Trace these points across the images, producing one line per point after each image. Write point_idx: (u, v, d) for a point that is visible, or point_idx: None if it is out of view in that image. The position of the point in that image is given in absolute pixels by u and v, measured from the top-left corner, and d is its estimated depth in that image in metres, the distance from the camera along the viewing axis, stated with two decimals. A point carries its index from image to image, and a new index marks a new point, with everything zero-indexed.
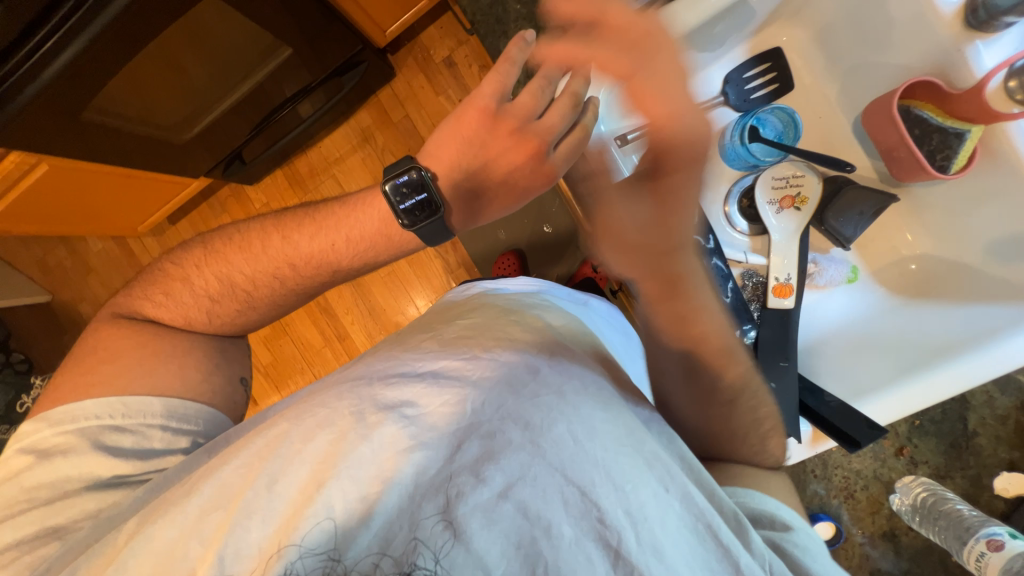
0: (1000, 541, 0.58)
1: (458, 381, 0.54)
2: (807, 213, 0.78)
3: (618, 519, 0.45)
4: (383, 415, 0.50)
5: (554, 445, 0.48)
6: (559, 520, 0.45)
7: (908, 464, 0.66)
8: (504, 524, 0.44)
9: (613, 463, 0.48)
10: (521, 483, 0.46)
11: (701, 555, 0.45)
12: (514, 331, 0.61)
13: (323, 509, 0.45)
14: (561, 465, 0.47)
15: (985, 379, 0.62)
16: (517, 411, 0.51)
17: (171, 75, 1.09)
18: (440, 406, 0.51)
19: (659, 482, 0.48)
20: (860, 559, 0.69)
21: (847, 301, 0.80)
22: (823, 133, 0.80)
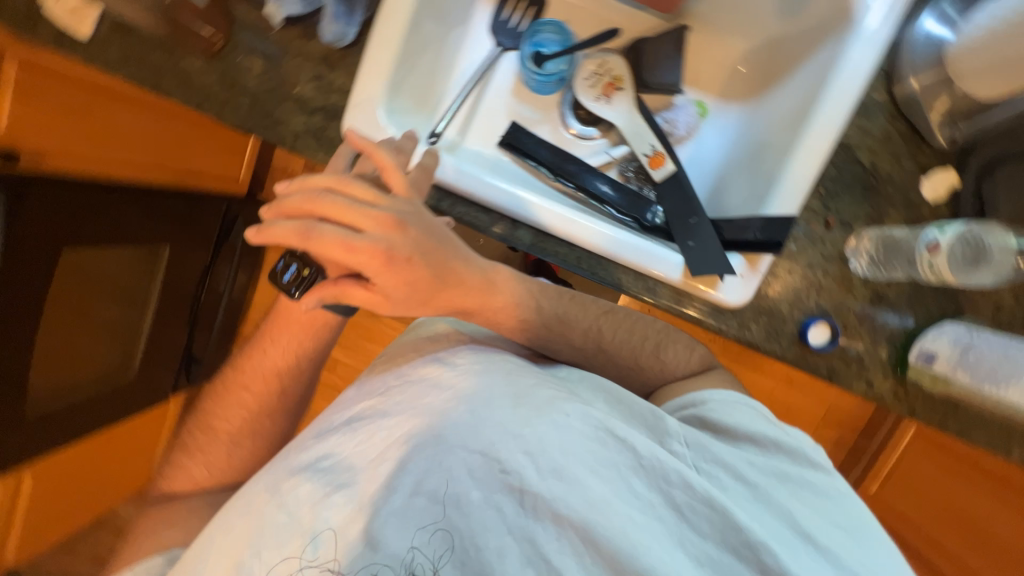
0: (937, 241, 0.57)
1: (380, 407, 0.61)
2: (629, 88, 0.80)
3: (517, 463, 0.54)
4: (336, 461, 0.59)
5: (452, 430, 0.56)
6: (468, 487, 0.54)
7: (845, 229, 0.65)
8: (428, 505, 0.53)
9: (503, 422, 0.56)
10: (434, 469, 0.55)
11: (601, 455, 0.55)
12: (424, 347, 0.69)
13: (306, 552, 0.54)
14: (462, 441, 0.55)
15: (845, 116, 0.62)
16: (410, 417, 0.58)
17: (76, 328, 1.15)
18: (356, 445, 0.59)
19: (556, 419, 0.56)
20: (875, 330, 0.67)
21: (714, 131, 0.82)
22: (595, 17, 0.83)
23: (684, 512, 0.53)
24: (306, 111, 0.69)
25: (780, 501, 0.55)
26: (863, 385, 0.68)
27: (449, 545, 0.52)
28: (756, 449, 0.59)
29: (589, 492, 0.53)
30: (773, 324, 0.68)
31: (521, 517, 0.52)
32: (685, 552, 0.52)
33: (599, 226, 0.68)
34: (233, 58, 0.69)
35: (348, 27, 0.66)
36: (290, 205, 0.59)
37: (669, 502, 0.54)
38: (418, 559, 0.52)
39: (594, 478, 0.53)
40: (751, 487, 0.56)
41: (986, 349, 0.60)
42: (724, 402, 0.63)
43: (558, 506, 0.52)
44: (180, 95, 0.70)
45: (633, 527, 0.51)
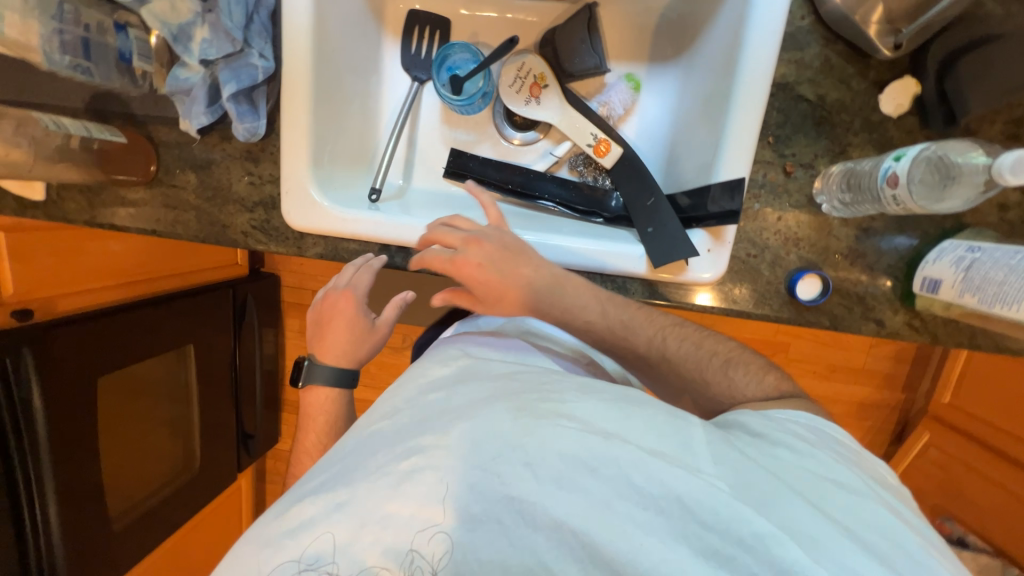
0: (896, 173, 0.46)
1: (388, 417, 0.55)
2: (554, 84, 0.77)
3: (517, 472, 0.45)
4: (340, 462, 0.51)
5: (459, 441, 0.48)
6: (466, 499, 0.45)
7: (809, 171, 0.60)
8: (420, 508, 0.45)
9: (507, 433, 0.47)
10: (432, 472, 0.46)
11: (617, 456, 0.45)
12: (431, 363, 0.63)
13: (301, 553, 0.45)
14: (465, 451, 0.47)
15: (773, 55, 0.57)
16: (413, 434, 0.50)
17: (134, 440, 1.31)
18: (350, 465, 0.50)
19: (571, 419, 0.47)
20: (871, 265, 0.62)
21: (657, 96, 0.78)
22: (501, 22, 0.81)
23: (709, 515, 0.42)
24: (247, 208, 0.71)
25: (819, 504, 0.44)
26: (874, 325, 0.63)
27: (443, 549, 0.44)
28: (784, 446, 0.49)
29: (596, 496, 0.43)
30: (759, 288, 0.64)
31: (520, 522, 0.43)
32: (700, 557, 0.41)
33: (553, 239, 0.66)
34: (170, 179, 0.71)
35: (256, 120, 0.64)
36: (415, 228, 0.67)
37: (675, 505, 0.42)
38: (416, 561, 0.44)
39: (602, 483, 0.44)
40: (782, 483, 0.45)
41: (987, 264, 0.51)
42: (761, 419, 0.54)
43: (559, 512, 0.43)
44: (136, 227, 0.74)
45: (640, 534, 0.42)
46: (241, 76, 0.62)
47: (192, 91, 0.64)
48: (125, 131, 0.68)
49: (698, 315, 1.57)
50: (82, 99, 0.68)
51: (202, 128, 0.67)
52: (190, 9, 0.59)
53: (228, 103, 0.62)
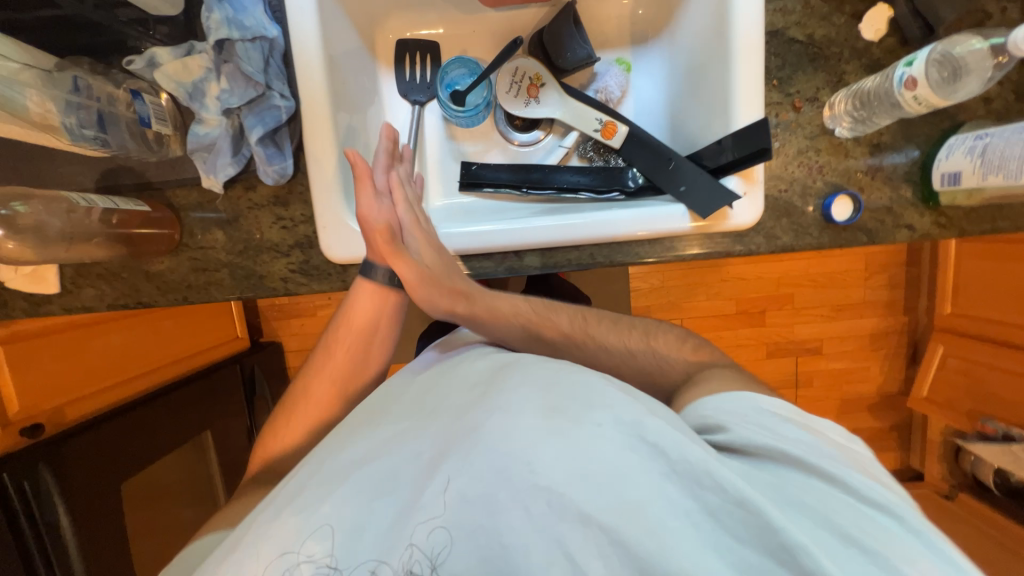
0: (912, 76, 0.50)
1: (418, 414, 0.57)
2: (550, 80, 0.81)
3: (544, 470, 0.46)
4: (364, 455, 0.53)
5: (493, 444, 0.49)
6: (495, 488, 0.47)
7: (815, 103, 0.65)
8: (439, 509, 0.47)
9: (539, 445, 0.47)
10: (456, 476, 0.48)
11: (645, 458, 0.45)
12: (458, 365, 0.63)
13: (304, 546, 0.48)
14: (503, 453, 0.47)
15: (760, 6, 0.63)
16: (454, 436, 0.52)
17: (164, 544, 1.20)
18: (392, 459, 0.53)
19: (601, 420, 0.47)
20: (889, 176, 0.66)
21: (647, 74, 0.83)
22: (487, 35, 0.84)
23: (722, 511, 0.42)
24: (282, 252, 0.69)
25: (839, 514, 0.42)
26: (906, 230, 0.67)
27: (441, 545, 0.46)
28: (803, 457, 0.46)
29: (621, 495, 0.43)
30: (796, 220, 0.68)
31: (528, 517, 0.45)
32: (720, 557, 0.41)
33: (596, 216, 0.68)
34: (196, 241, 0.69)
35: (284, 161, 0.64)
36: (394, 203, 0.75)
37: (706, 506, 0.42)
38: (416, 559, 0.46)
39: (626, 484, 0.44)
40: (789, 480, 0.45)
41: (1001, 144, 0.56)
42: (773, 427, 0.50)
43: (578, 508, 0.44)
44: (166, 298, 0.71)
45: (670, 534, 0.41)
46: (265, 118, 0.62)
47: (214, 145, 0.63)
48: (147, 200, 0.67)
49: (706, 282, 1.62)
50: (93, 177, 0.66)
51: (228, 181, 0.66)
52: (202, 65, 0.60)
53: (256, 147, 0.62)
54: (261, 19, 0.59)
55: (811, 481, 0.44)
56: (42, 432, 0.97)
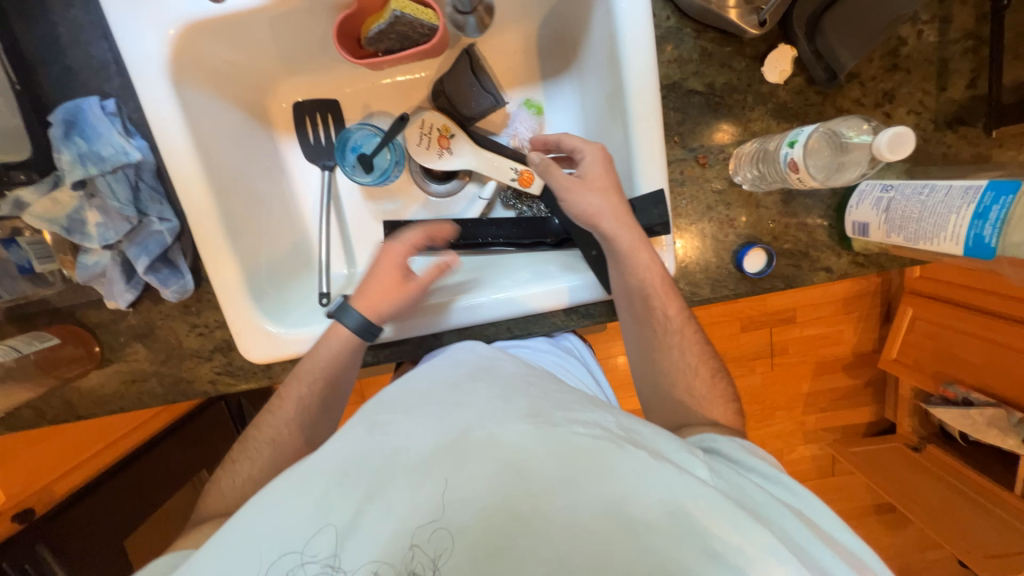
0: (794, 159, 0.47)
1: (412, 406, 0.50)
2: (459, 132, 0.76)
3: (535, 470, 0.44)
4: (344, 458, 0.45)
5: (482, 436, 0.46)
6: (480, 480, 0.43)
7: (722, 156, 0.62)
8: (431, 496, 0.43)
9: (518, 439, 0.45)
10: (455, 482, 0.43)
11: (648, 461, 0.44)
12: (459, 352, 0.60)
13: (306, 545, 0.42)
14: (493, 445, 0.45)
15: (652, 60, 0.58)
16: (439, 428, 0.47)
17: None
18: (373, 448, 0.46)
19: (579, 431, 0.46)
20: (804, 221, 0.64)
21: (562, 111, 0.79)
22: (389, 87, 0.79)
23: (700, 509, 0.41)
24: (205, 357, 0.70)
25: (796, 528, 0.44)
26: (824, 273, 0.66)
27: (443, 547, 0.42)
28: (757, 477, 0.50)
29: (607, 497, 0.43)
30: (712, 274, 0.66)
31: (515, 507, 0.43)
32: (697, 543, 0.40)
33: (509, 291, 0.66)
34: (119, 355, 0.70)
35: (182, 278, 0.63)
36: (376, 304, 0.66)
37: (686, 502, 0.42)
38: (418, 558, 0.41)
39: (616, 487, 0.43)
40: (762, 495, 0.47)
41: (903, 202, 0.53)
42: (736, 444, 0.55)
43: (566, 514, 0.42)
44: (102, 410, 0.72)
45: (649, 531, 0.41)
46: (150, 246, 0.60)
47: (105, 273, 0.61)
48: (55, 328, 0.66)
49: None
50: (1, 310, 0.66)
51: (132, 301, 0.65)
52: (72, 196, 0.56)
53: (147, 276, 0.61)
54: (120, 142, 0.56)
55: (782, 493, 0.48)
56: (35, 514, 1.01)
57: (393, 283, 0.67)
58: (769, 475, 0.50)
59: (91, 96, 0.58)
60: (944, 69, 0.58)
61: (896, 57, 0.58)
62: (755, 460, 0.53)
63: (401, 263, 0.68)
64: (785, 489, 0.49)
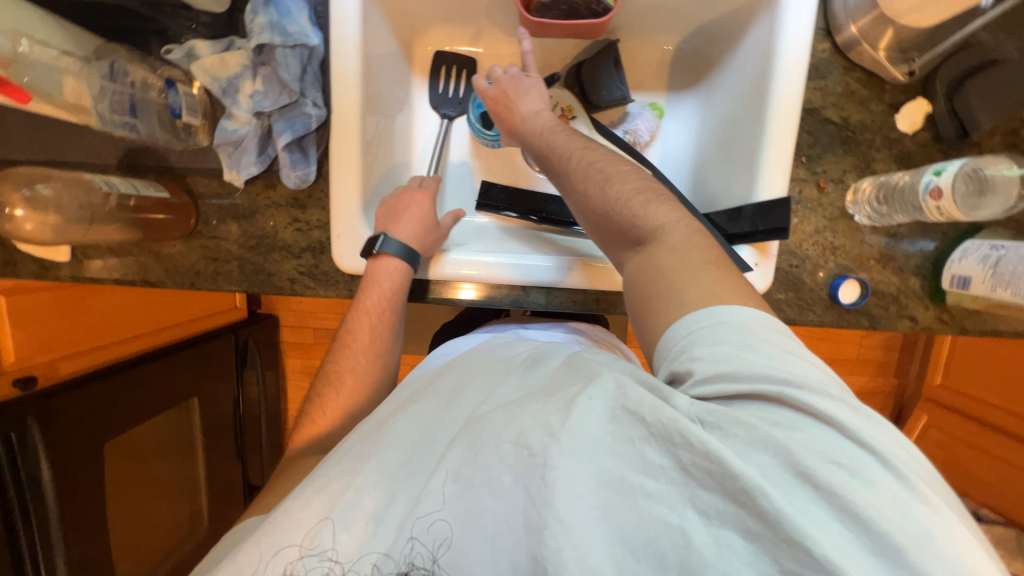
0: (939, 186, 0.51)
1: (438, 399, 0.54)
2: (582, 114, 0.83)
3: (541, 442, 0.40)
4: (369, 444, 0.50)
5: (489, 422, 0.44)
6: (489, 467, 0.42)
7: (840, 186, 0.66)
8: (437, 482, 0.43)
9: (520, 424, 0.42)
10: (468, 462, 0.42)
11: (646, 405, 0.38)
12: (498, 347, 0.63)
13: (306, 537, 0.46)
14: (499, 426, 0.43)
15: (799, 82, 0.63)
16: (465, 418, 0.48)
17: (139, 501, 1.22)
18: (393, 440, 0.49)
19: (592, 398, 0.41)
20: (901, 266, 0.67)
21: (678, 122, 0.84)
22: (527, 60, 0.84)
23: (704, 470, 0.36)
24: (294, 253, 0.70)
25: (839, 491, 0.33)
26: (908, 321, 0.68)
27: (442, 539, 0.41)
28: (798, 417, 0.37)
29: (606, 470, 0.38)
30: (802, 296, 0.68)
31: (524, 491, 0.39)
32: (696, 513, 0.35)
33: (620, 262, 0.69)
34: (210, 231, 0.69)
35: (308, 167, 0.66)
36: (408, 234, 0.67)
37: (682, 464, 0.36)
38: (417, 550, 0.42)
39: (612, 457, 0.38)
40: (809, 435, 0.36)
41: (1014, 260, 0.56)
42: (769, 361, 0.41)
43: (571, 504, 0.37)
44: (173, 282, 0.70)
45: (656, 508, 0.36)
46: (296, 125, 0.63)
47: (241, 142, 0.64)
48: (167, 184, 0.67)
49: None
50: (116, 154, 0.66)
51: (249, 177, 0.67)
52: (240, 62, 0.60)
53: (282, 153, 0.63)
54: (304, 25, 0.60)
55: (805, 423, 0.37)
56: (36, 385, 0.98)
57: (425, 223, 0.69)
58: (832, 417, 0.37)
59: None
60: None
61: (1016, 137, 0.63)
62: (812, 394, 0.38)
63: (447, 227, 0.71)
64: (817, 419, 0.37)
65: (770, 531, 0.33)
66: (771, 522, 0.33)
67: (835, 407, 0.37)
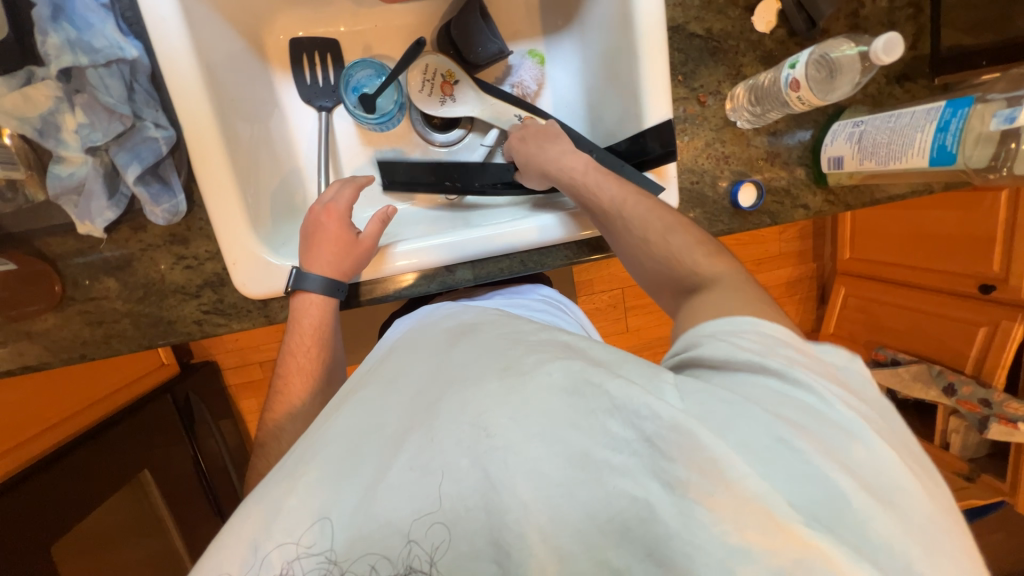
0: (796, 78, 0.54)
1: (382, 383, 0.49)
2: (464, 76, 0.77)
3: (500, 426, 0.38)
4: (317, 444, 0.44)
5: (446, 407, 0.41)
6: (452, 455, 0.38)
7: (718, 96, 0.68)
8: (404, 475, 0.39)
9: (475, 406, 0.40)
10: (422, 454, 0.39)
11: (598, 394, 0.38)
12: (440, 319, 0.59)
13: (300, 535, 0.40)
14: (457, 408, 0.40)
15: (659, 2, 0.63)
16: (417, 401, 0.44)
17: None
18: (349, 433, 0.44)
19: (549, 375, 0.40)
20: (786, 160, 0.72)
21: (562, 65, 0.83)
22: (393, 30, 0.79)
23: (663, 444, 0.35)
24: (192, 293, 0.63)
25: (802, 458, 0.34)
26: (802, 210, 0.73)
27: (440, 538, 0.37)
28: (771, 385, 0.39)
29: (568, 445, 0.37)
30: (708, 210, 0.71)
31: (482, 471, 0.37)
32: (660, 484, 0.34)
33: (540, 217, 0.69)
34: (83, 293, 0.61)
35: (174, 197, 0.59)
36: (327, 263, 0.63)
37: (645, 437, 0.36)
38: (416, 552, 0.37)
39: (577, 434, 0.37)
40: (773, 409, 0.37)
41: (874, 131, 0.62)
42: (742, 335, 0.43)
43: (535, 471, 0.36)
44: (58, 359, 0.62)
45: (615, 476, 0.35)
46: (142, 154, 0.56)
47: (82, 187, 0.56)
48: (10, 254, 0.58)
49: None
50: None
51: (109, 224, 0.59)
52: (50, 95, 0.51)
53: (137, 188, 0.57)
54: (114, 37, 0.53)
55: (774, 385, 0.39)
56: None
57: (347, 244, 0.63)
58: (802, 383, 0.39)
59: None
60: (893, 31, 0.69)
61: (857, 18, 0.68)
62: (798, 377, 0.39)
63: (373, 236, 0.65)
64: (787, 383, 0.39)
65: (726, 492, 0.34)
66: (738, 490, 0.34)
67: (807, 375, 0.39)
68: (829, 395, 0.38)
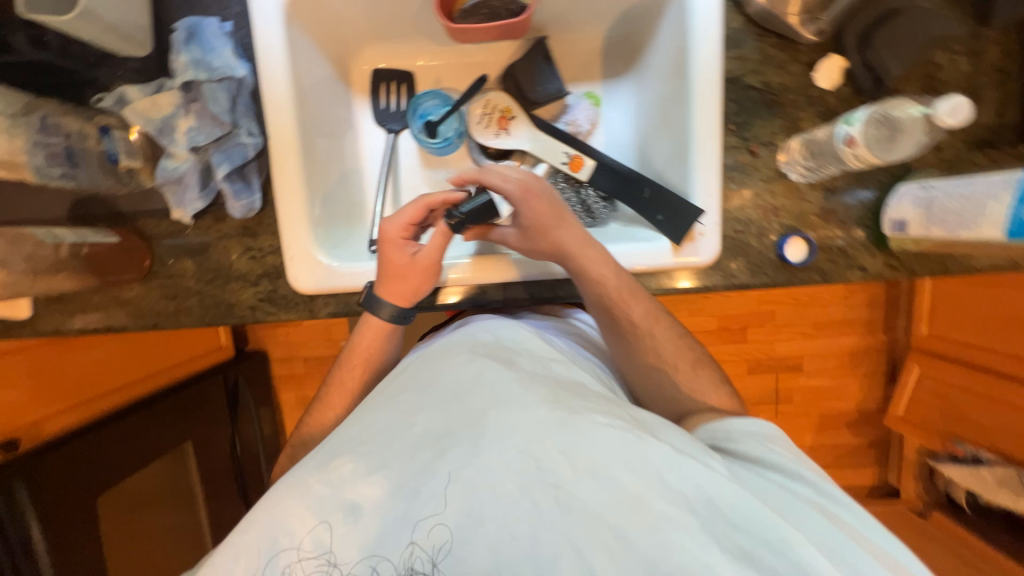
0: (851, 134, 0.57)
1: (416, 389, 0.53)
2: (520, 112, 0.81)
3: (551, 460, 0.43)
4: (358, 434, 0.50)
5: (492, 428, 0.46)
6: (500, 478, 0.43)
7: (771, 148, 0.67)
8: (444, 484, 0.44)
9: (524, 431, 0.45)
10: (468, 469, 0.44)
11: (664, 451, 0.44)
12: (478, 329, 0.61)
13: (302, 540, 0.45)
14: (514, 434, 0.45)
15: (718, 54, 0.65)
16: (454, 415, 0.49)
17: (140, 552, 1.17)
18: (374, 439, 0.49)
19: (598, 421, 0.45)
20: (844, 219, 0.68)
21: (617, 108, 0.86)
22: (463, 67, 0.86)
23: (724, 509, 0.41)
24: (253, 281, 0.71)
25: (844, 555, 0.41)
26: (860, 271, 0.69)
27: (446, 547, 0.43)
28: (798, 484, 0.47)
29: (624, 487, 0.42)
30: (752, 260, 0.69)
31: (524, 493, 0.43)
32: (720, 548, 0.40)
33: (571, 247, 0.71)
34: (166, 270, 0.70)
35: (251, 196, 0.68)
36: (398, 287, 0.65)
37: (703, 497, 0.42)
38: (418, 556, 0.43)
39: (630, 477, 0.42)
40: (805, 508, 0.44)
41: (940, 195, 0.58)
42: (764, 443, 0.51)
43: (581, 505, 0.42)
44: (136, 324, 0.71)
45: (668, 526, 0.41)
46: (233, 156, 0.66)
47: (182, 179, 0.65)
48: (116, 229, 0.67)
49: (687, 304, 1.64)
50: (66, 207, 0.67)
51: (196, 213, 0.68)
52: (172, 102, 0.62)
53: (224, 183, 0.66)
54: (229, 59, 0.64)
55: (807, 492, 0.46)
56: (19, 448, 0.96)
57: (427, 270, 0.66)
58: (828, 492, 0.46)
59: (212, 17, 0.65)
60: (975, 97, 0.65)
61: (933, 80, 0.65)
62: (821, 484, 0.47)
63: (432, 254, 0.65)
64: (809, 487, 0.47)
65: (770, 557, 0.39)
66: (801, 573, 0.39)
67: (823, 480, 0.48)
68: (853, 506, 0.45)
